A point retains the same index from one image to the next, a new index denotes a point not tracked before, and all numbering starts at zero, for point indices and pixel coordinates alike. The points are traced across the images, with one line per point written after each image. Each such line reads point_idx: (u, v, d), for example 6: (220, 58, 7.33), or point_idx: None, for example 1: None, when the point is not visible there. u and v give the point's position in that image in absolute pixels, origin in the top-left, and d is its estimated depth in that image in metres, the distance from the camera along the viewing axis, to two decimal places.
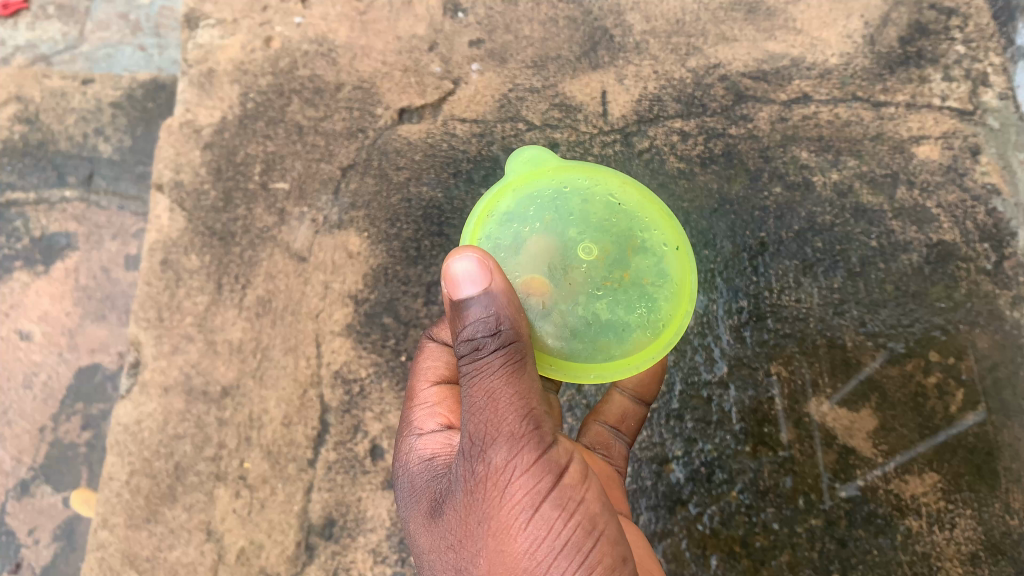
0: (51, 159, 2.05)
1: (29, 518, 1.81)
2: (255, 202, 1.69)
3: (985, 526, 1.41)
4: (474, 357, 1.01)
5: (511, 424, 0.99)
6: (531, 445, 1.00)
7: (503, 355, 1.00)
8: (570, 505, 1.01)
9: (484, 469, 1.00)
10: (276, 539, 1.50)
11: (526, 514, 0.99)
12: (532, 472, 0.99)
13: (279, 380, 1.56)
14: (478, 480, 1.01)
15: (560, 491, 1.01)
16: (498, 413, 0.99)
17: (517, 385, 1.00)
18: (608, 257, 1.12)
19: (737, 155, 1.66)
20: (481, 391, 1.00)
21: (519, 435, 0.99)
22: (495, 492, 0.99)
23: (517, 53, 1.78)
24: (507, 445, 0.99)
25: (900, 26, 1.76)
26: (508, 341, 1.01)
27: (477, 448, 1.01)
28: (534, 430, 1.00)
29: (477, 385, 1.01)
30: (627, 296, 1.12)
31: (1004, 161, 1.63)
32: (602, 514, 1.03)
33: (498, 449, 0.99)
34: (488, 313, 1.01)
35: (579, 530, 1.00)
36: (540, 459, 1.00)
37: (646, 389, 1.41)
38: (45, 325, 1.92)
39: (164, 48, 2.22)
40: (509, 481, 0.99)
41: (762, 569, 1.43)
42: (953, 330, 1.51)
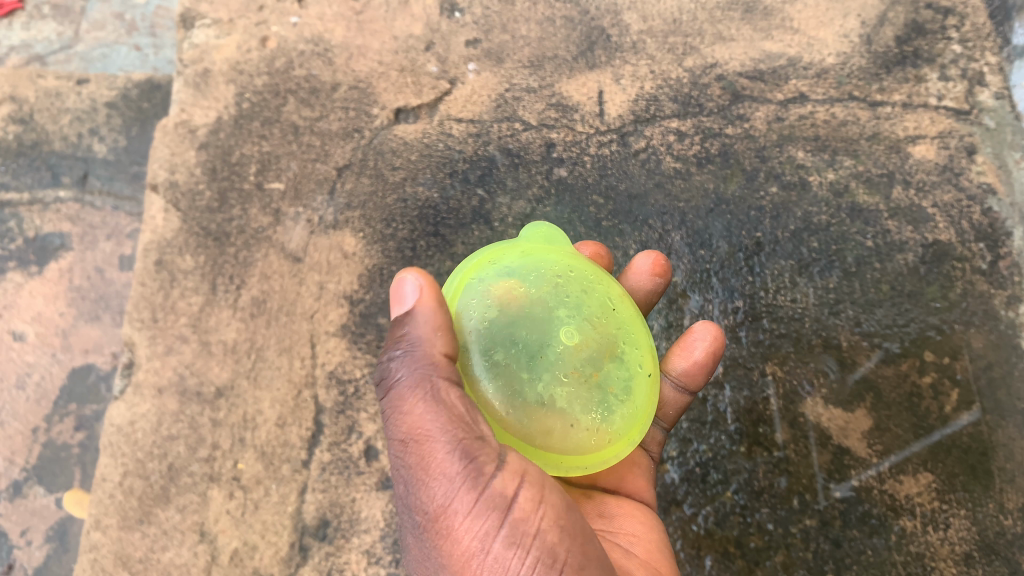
0: (45, 159, 2.04)
1: (22, 518, 1.80)
2: (250, 202, 1.68)
3: (980, 526, 1.40)
4: (395, 388, 1.05)
5: (445, 463, 0.99)
6: (467, 482, 0.98)
7: (421, 382, 1.02)
8: (525, 541, 0.97)
9: (433, 510, 1.01)
10: (270, 540, 1.49)
11: (480, 554, 0.98)
12: (473, 514, 0.98)
13: (273, 380, 1.55)
14: (430, 524, 1.02)
15: (511, 526, 0.97)
16: (427, 453, 1.00)
17: (441, 414, 1.00)
18: (587, 352, 1.07)
19: (733, 155, 1.66)
20: (411, 431, 1.02)
21: (452, 473, 0.99)
22: (446, 535, 1.00)
23: (513, 52, 1.78)
24: (443, 487, 0.99)
25: (896, 26, 1.75)
26: (421, 369, 1.02)
27: (420, 492, 1.02)
28: (468, 466, 0.98)
29: (404, 421, 1.03)
30: (589, 396, 1.06)
31: (1000, 161, 1.62)
32: (564, 542, 0.98)
33: (438, 489, 1.00)
34: (414, 331, 1.04)
35: (535, 565, 0.96)
36: (479, 498, 0.98)
37: (692, 379, 1.35)
38: (38, 325, 1.92)
39: (160, 48, 2.21)
40: (456, 521, 0.99)
41: (757, 570, 1.42)
42: (948, 330, 1.50)
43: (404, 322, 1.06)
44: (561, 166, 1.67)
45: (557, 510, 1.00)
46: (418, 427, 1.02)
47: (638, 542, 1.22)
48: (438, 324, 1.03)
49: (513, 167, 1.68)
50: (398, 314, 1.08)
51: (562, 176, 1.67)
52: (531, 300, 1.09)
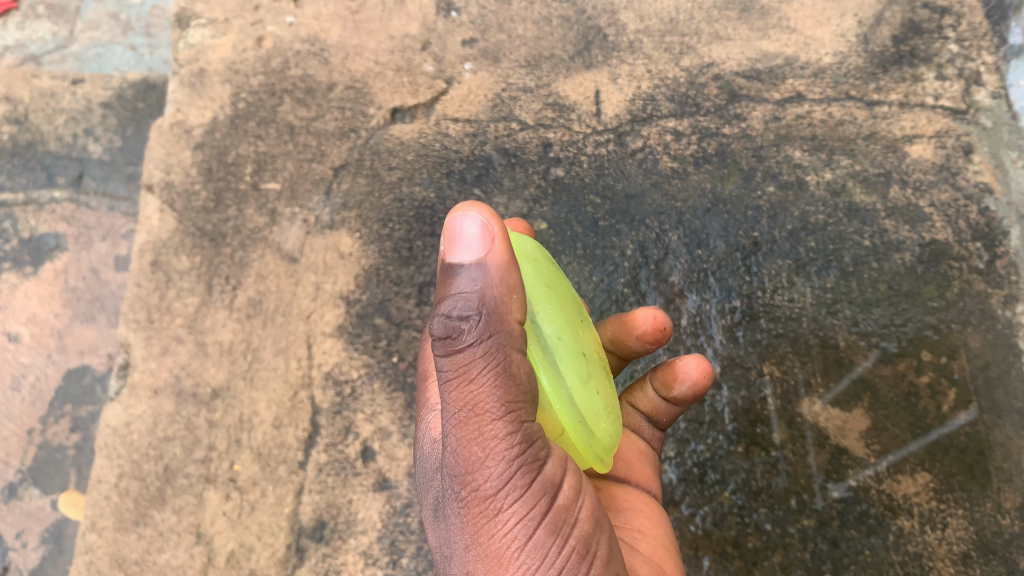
0: (40, 159, 2.04)
1: (17, 521, 1.79)
2: (246, 202, 1.67)
3: (977, 525, 1.40)
4: (455, 353, 0.88)
5: (500, 446, 0.89)
6: (525, 469, 0.91)
7: (489, 348, 0.87)
8: (564, 529, 0.95)
9: (476, 493, 0.92)
10: (266, 541, 1.48)
11: (520, 541, 0.93)
12: (524, 500, 0.92)
13: (269, 381, 1.55)
14: (466, 502, 0.93)
15: (556, 513, 0.94)
16: (485, 428, 0.89)
17: (505, 389, 0.88)
18: (598, 356, 1.12)
19: (730, 155, 1.66)
20: (462, 401, 0.89)
21: (510, 457, 0.90)
22: (484, 517, 0.93)
23: (509, 52, 1.77)
24: (497, 473, 0.91)
25: (893, 25, 1.75)
26: (486, 335, 0.87)
27: (463, 468, 0.92)
28: (530, 450, 0.91)
29: (461, 388, 0.89)
30: (605, 387, 1.09)
31: (997, 160, 1.62)
32: (595, 534, 0.98)
33: (489, 470, 0.91)
34: (474, 288, 0.88)
35: (573, 556, 0.95)
36: (534, 483, 0.92)
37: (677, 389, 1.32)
38: (33, 326, 1.91)
39: (155, 48, 2.20)
40: (503, 506, 0.92)
41: (754, 570, 1.42)
42: (945, 330, 1.50)
43: (459, 273, 0.89)
44: (558, 166, 1.67)
45: (592, 500, 1.00)
46: (476, 400, 0.88)
47: (641, 537, 1.21)
48: (512, 284, 0.89)
49: (510, 167, 1.68)
50: (450, 258, 0.90)
51: (559, 176, 1.66)
52: (566, 282, 1.12)
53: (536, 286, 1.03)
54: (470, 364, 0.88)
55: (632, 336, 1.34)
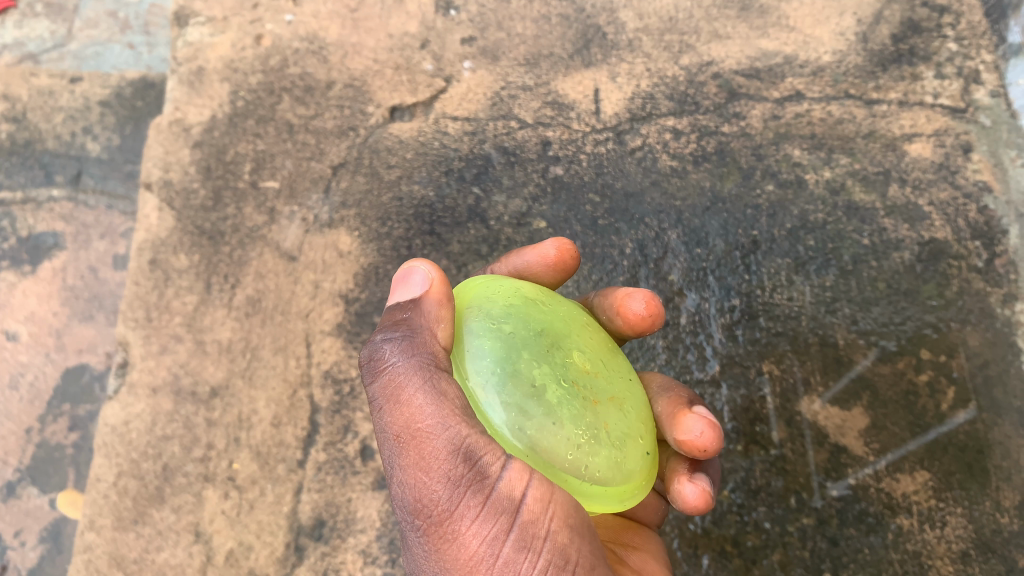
0: (38, 158, 2.04)
1: (16, 519, 1.79)
2: (244, 201, 1.67)
3: (976, 523, 1.40)
4: (391, 381, 1.02)
5: (443, 464, 0.96)
6: (474, 487, 0.96)
7: (413, 370, 0.99)
8: (535, 544, 0.96)
9: (433, 515, 0.98)
10: (265, 540, 1.48)
11: (489, 558, 0.96)
12: (483, 517, 0.96)
13: (268, 380, 1.55)
14: (433, 527, 0.99)
15: (521, 528, 0.96)
16: (427, 449, 0.98)
17: (438, 406, 0.97)
18: (588, 381, 0.98)
19: (729, 153, 1.65)
20: (409, 428, 0.99)
21: (457, 473, 0.96)
22: (451, 540, 0.98)
23: (508, 51, 1.77)
24: (449, 493, 0.97)
25: (892, 24, 1.75)
26: (419, 362, 0.99)
27: (422, 495, 0.99)
28: (474, 470, 0.95)
29: (401, 416, 1.00)
30: (585, 415, 0.96)
31: (996, 159, 1.62)
32: (574, 543, 0.97)
33: (438, 490, 0.97)
34: (410, 324, 1.02)
35: (548, 569, 0.95)
36: (489, 501, 0.96)
37: None
38: (31, 325, 1.91)
39: (153, 46, 2.19)
40: (463, 525, 0.97)
41: (753, 569, 1.42)
42: (944, 328, 1.50)
43: (400, 312, 1.05)
44: (557, 165, 1.67)
45: (566, 508, 0.97)
46: (416, 423, 0.99)
47: (634, 553, 1.20)
48: (441, 314, 1.01)
49: (509, 166, 1.67)
50: (402, 300, 1.07)
51: (558, 174, 1.66)
52: (563, 314, 1.05)
53: (474, 323, 1.01)
54: (402, 384, 1.00)
55: (672, 435, 1.10)
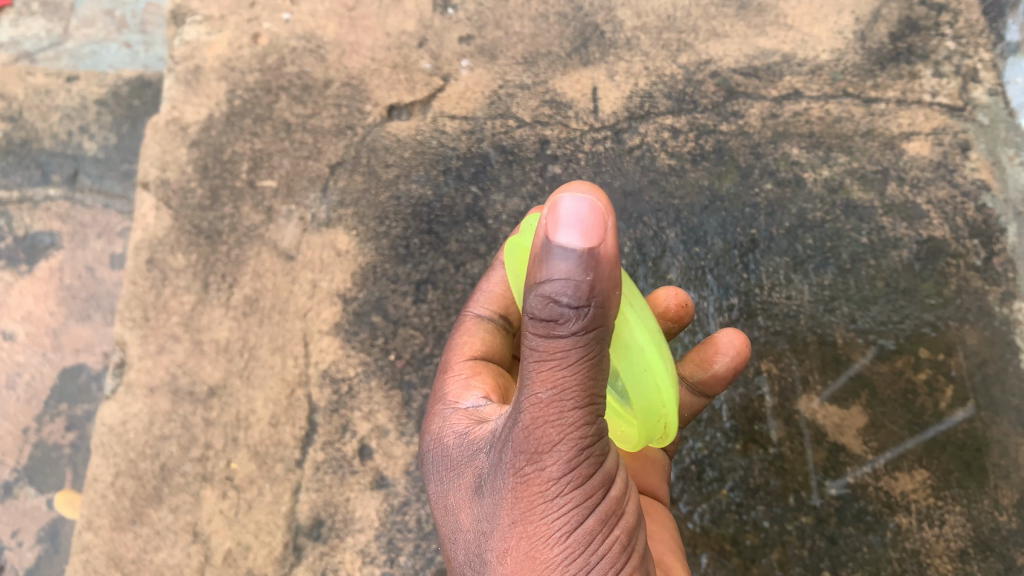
0: (35, 157, 2.03)
1: (13, 520, 1.79)
2: (242, 199, 1.67)
3: (974, 522, 1.40)
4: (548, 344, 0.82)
5: (574, 435, 0.87)
6: (590, 458, 0.91)
7: (585, 354, 0.82)
8: (610, 518, 0.96)
9: (535, 475, 0.91)
10: (263, 540, 1.48)
11: (567, 527, 0.94)
12: (582, 486, 0.92)
13: (266, 379, 1.54)
14: (524, 482, 0.92)
15: (605, 504, 0.95)
16: (563, 415, 0.86)
17: (592, 383, 0.86)
18: None
19: (728, 152, 1.65)
20: (550, 388, 0.84)
21: (582, 447, 0.89)
22: (541, 499, 0.92)
23: (506, 49, 1.76)
24: (565, 458, 0.89)
25: (890, 22, 1.74)
26: (592, 330, 0.81)
27: (530, 451, 0.90)
28: (595, 444, 0.90)
29: (549, 379, 0.84)
30: None
31: (993, 157, 1.63)
32: (632, 526, 1.00)
33: (556, 458, 0.89)
34: (582, 279, 0.78)
35: (614, 545, 0.96)
36: (592, 473, 0.92)
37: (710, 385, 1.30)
38: (28, 325, 1.91)
39: (150, 45, 2.19)
40: (560, 491, 0.91)
41: (753, 568, 1.42)
42: (943, 327, 1.50)
43: (556, 262, 0.78)
44: (555, 163, 1.67)
45: (631, 494, 1.01)
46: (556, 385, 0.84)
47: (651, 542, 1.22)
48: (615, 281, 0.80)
49: (507, 164, 1.67)
50: (546, 241, 0.79)
51: (557, 173, 1.66)
52: None
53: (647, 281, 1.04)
54: (567, 354, 0.82)
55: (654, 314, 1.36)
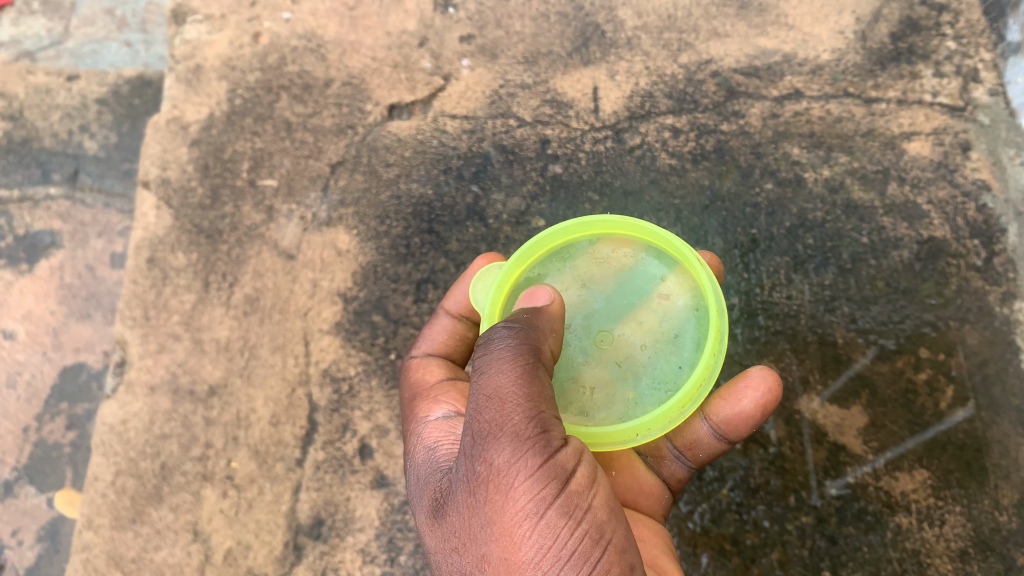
0: (35, 156, 2.03)
1: (13, 518, 1.81)
2: (242, 199, 1.66)
3: (975, 522, 1.41)
4: (484, 371, 1.01)
5: (515, 427, 0.96)
6: (538, 448, 0.96)
7: (512, 365, 1.00)
8: (576, 513, 0.96)
9: (489, 473, 0.96)
10: (263, 539, 1.48)
11: (531, 520, 0.95)
12: (536, 477, 0.95)
13: (266, 379, 1.54)
14: (481, 481, 0.97)
15: (567, 496, 0.96)
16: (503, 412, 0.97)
17: (526, 388, 0.99)
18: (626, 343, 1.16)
19: (728, 151, 1.65)
20: (490, 397, 0.98)
21: (527, 436, 0.96)
22: (498, 494, 0.96)
23: (507, 49, 1.76)
24: (511, 446, 0.95)
25: (891, 22, 1.74)
26: (519, 356, 1.01)
27: (479, 448, 0.98)
28: (541, 435, 0.97)
29: (489, 391, 0.99)
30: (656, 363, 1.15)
31: (994, 157, 1.63)
32: (610, 522, 0.99)
33: (503, 449, 0.96)
34: (508, 338, 1.03)
35: (585, 538, 0.95)
36: (546, 463, 0.96)
37: (733, 427, 1.27)
38: (28, 324, 1.91)
39: (151, 44, 2.17)
40: (515, 482, 0.95)
41: (753, 568, 1.43)
42: (943, 327, 1.51)
43: (491, 338, 1.05)
44: (556, 163, 1.67)
45: (607, 493, 1.01)
46: (500, 392, 0.98)
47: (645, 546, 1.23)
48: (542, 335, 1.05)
49: (508, 164, 1.67)
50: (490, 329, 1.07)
51: (557, 173, 1.66)
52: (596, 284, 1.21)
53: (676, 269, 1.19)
54: (501, 373, 1.00)
55: None
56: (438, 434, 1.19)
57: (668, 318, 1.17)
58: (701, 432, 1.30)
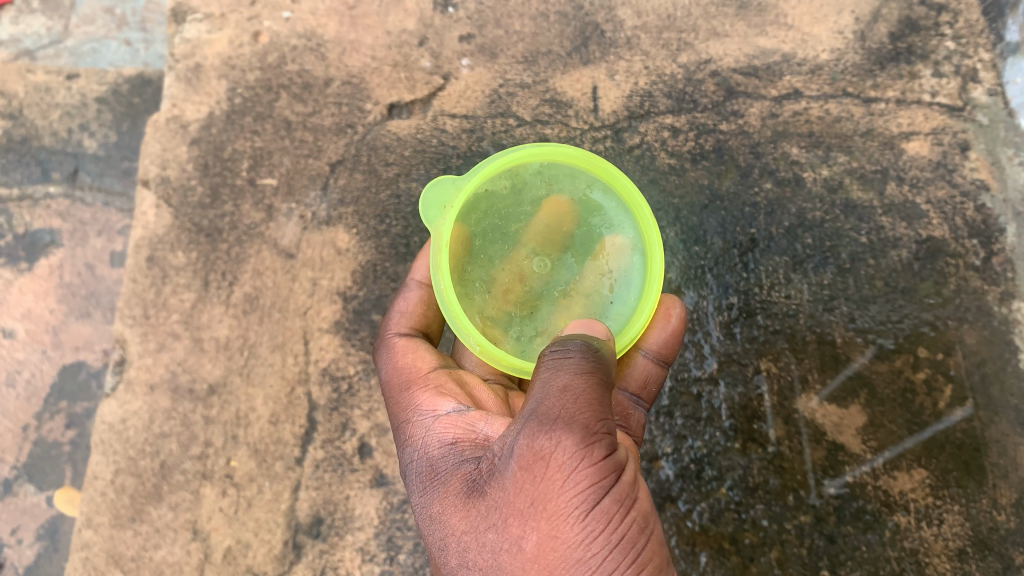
0: (35, 155, 2.03)
1: (13, 517, 1.82)
2: (242, 198, 1.67)
3: (973, 521, 1.41)
4: (559, 362, 1.06)
5: (587, 415, 0.99)
6: (603, 438, 0.99)
7: (590, 367, 1.05)
8: (627, 506, 0.99)
9: (548, 453, 0.97)
10: (263, 538, 1.48)
11: (587, 506, 0.96)
12: (598, 465, 0.97)
13: (266, 378, 1.54)
14: (540, 459, 0.97)
15: (621, 489, 0.99)
16: (577, 399, 1.00)
17: (595, 383, 1.03)
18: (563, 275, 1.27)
19: (727, 151, 1.65)
20: (563, 384, 1.02)
21: (594, 424, 0.98)
22: (557, 475, 0.96)
23: (507, 48, 1.76)
24: (580, 431, 0.97)
25: (890, 22, 1.74)
26: (593, 356, 1.07)
27: (546, 427, 0.99)
28: (607, 427, 1.00)
29: (563, 378, 1.03)
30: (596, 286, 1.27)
31: (992, 157, 1.63)
32: (650, 522, 1.02)
33: (569, 432, 0.97)
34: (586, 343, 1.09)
35: (634, 531, 0.98)
36: (607, 455, 0.98)
37: (670, 349, 1.34)
38: (28, 322, 1.92)
39: (151, 43, 2.18)
40: (575, 466, 0.96)
41: (752, 567, 1.43)
42: (942, 326, 1.51)
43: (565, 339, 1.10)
44: None
45: (647, 495, 1.05)
46: (573, 382, 1.02)
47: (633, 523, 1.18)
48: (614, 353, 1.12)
49: None
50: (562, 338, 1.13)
51: None
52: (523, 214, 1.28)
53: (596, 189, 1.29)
54: (576, 365, 1.04)
55: None
56: (459, 431, 1.19)
57: (617, 255, 1.27)
58: (643, 364, 1.35)
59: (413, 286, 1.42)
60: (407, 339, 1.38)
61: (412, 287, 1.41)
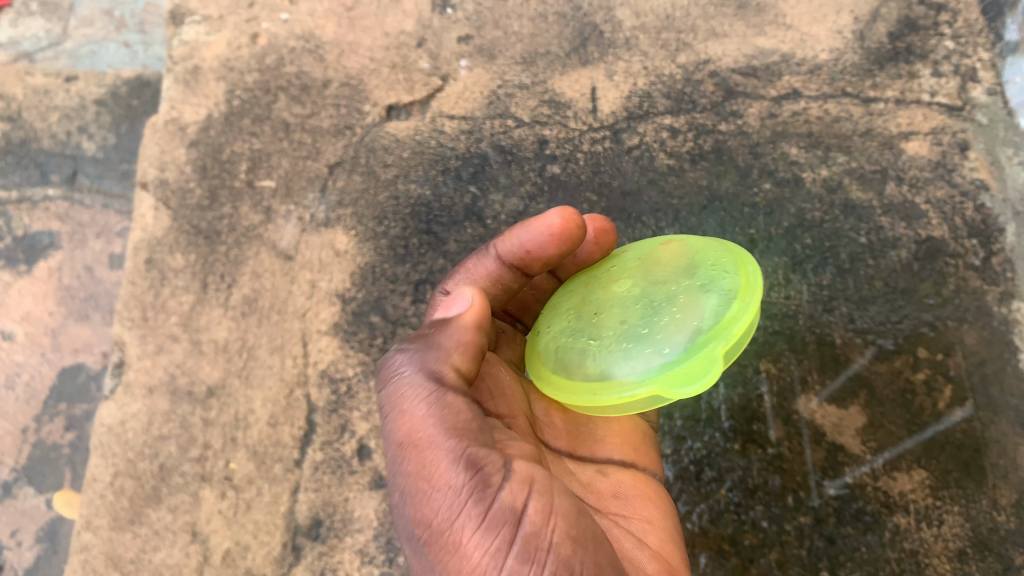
0: (34, 157, 2.03)
1: (12, 520, 1.82)
2: (241, 200, 1.66)
3: (973, 522, 1.40)
4: (398, 389, 1.15)
5: (445, 473, 1.05)
6: (473, 494, 1.04)
7: (434, 393, 1.12)
8: (539, 554, 1.02)
9: (437, 526, 1.05)
10: (261, 540, 1.48)
11: (493, 571, 1.01)
12: (483, 530, 1.02)
13: (264, 380, 1.54)
14: (432, 534, 1.05)
15: (523, 540, 1.02)
16: (425, 457, 1.07)
17: (439, 415, 1.10)
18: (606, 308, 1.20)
19: (726, 152, 1.65)
20: (409, 438, 1.09)
21: (458, 480, 1.05)
22: (450, 549, 1.04)
23: (505, 49, 1.76)
24: (444, 494, 1.04)
25: (889, 22, 1.74)
26: (421, 377, 1.14)
27: (421, 497, 1.07)
28: (474, 477, 1.05)
29: (400, 416, 1.12)
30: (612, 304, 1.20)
31: (992, 157, 1.63)
32: (578, 553, 1.03)
33: (439, 498, 1.05)
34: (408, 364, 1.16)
35: None
36: (488, 514, 1.03)
37: None
38: (27, 324, 1.92)
39: (149, 45, 2.18)
40: (466, 537, 1.03)
41: (751, 568, 1.42)
42: (941, 327, 1.51)
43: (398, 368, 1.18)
44: (554, 163, 1.67)
45: (568, 522, 1.06)
46: (415, 428, 1.10)
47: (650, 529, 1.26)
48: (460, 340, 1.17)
49: (506, 164, 1.67)
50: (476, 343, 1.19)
51: (555, 173, 1.66)
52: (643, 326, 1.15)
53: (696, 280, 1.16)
54: (410, 395, 1.12)
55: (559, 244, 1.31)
56: None
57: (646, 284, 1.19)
58: None
59: (492, 257, 1.35)
60: (450, 305, 1.33)
61: (490, 257, 1.35)
